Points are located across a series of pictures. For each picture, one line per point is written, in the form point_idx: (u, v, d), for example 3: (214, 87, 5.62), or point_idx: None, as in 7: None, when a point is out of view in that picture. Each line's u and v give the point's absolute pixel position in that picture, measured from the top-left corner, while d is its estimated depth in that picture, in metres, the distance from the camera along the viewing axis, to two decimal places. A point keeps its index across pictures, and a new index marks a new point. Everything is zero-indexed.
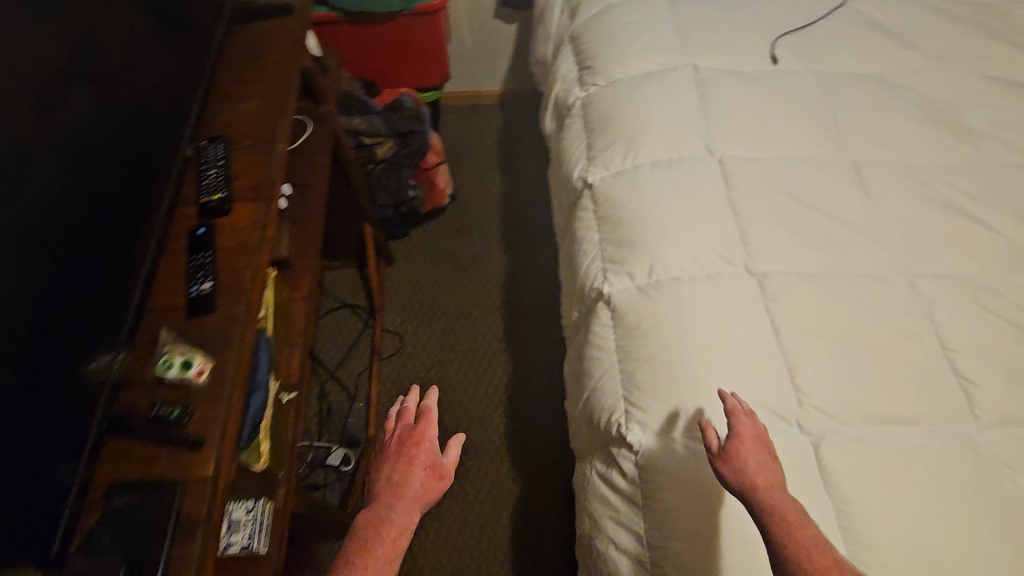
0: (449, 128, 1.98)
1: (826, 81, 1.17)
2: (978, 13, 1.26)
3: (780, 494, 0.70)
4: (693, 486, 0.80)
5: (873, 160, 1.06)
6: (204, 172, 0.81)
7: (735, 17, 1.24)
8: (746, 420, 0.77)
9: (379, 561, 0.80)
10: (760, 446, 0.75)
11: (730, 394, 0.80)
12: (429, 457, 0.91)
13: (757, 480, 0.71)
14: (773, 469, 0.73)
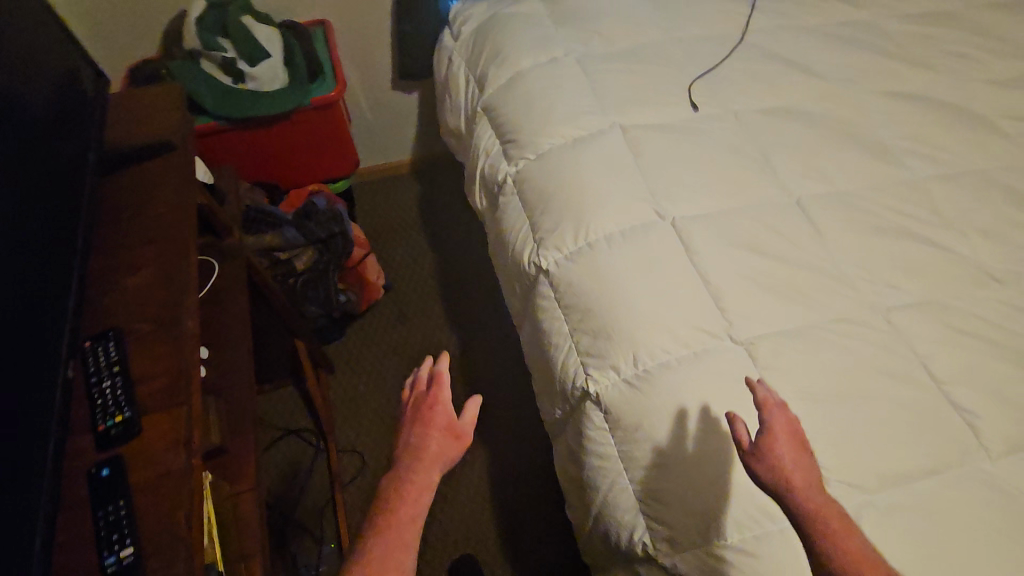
0: (366, 208, 1.85)
1: (749, 119, 1.17)
2: (859, 32, 1.32)
3: (819, 494, 0.69)
4: (706, 457, 0.80)
5: (815, 195, 1.06)
6: (95, 389, 0.65)
7: (646, 70, 1.23)
8: (778, 413, 0.75)
9: (403, 520, 0.79)
10: (793, 441, 0.73)
11: (759, 385, 0.77)
12: (445, 418, 0.87)
13: (795, 481, 0.69)
14: (807, 465, 0.71)
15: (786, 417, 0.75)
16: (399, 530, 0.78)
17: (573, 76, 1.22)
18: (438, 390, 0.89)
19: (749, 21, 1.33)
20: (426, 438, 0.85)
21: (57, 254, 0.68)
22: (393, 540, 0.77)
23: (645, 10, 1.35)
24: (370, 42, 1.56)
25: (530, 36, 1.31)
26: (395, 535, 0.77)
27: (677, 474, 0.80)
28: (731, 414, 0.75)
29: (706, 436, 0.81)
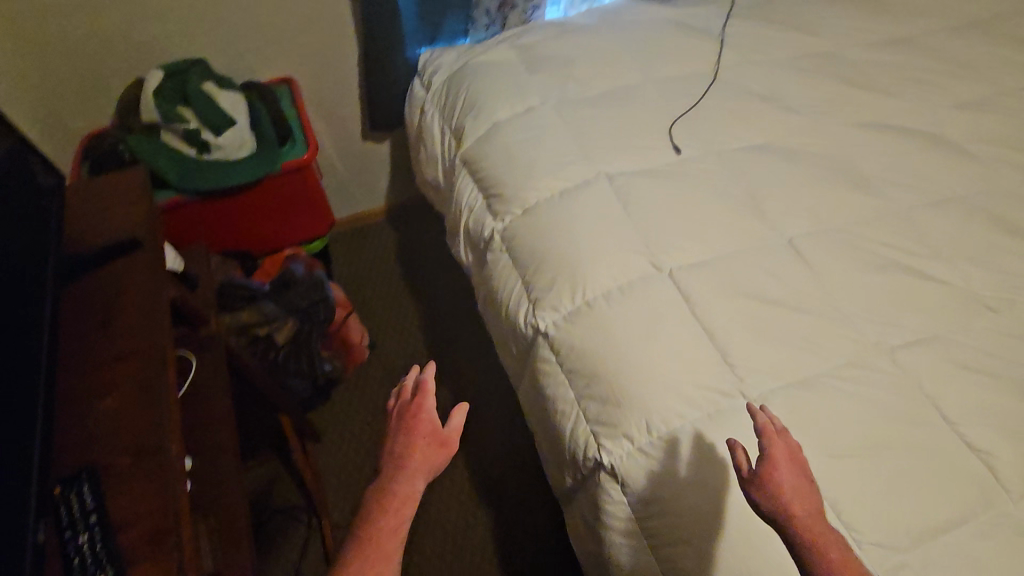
0: (342, 260, 1.79)
1: (731, 158, 1.16)
2: (827, 64, 1.34)
3: (820, 524, 0.68)
4: (699, 482, 0.80)
5: (807, 235, 1.05)
6: (72, 545, 0.58)
7: (625, 115, 1.22)
8: (779, 440, 0.74)
9: (384, 533, 0.75)
10: (795, 468, 0.72)
11: (760, 411, 0.76)
12: (431, 425, 0.83)
13: (794, 511, 0.68)
14: (809, 494, 0.70)
15: (787, 444, 0.74)
16: (379, 544, 0.74)
17: (552, 125, 1.20)
18: (423, 397, 0.85)
19: (719, 58, 1.34)
20: (409, 445, 0.82)
21: (21, 393, 0.61)
22: (371, 555, 0.73)
23: (616, 53, 1.35)
24: (337, 94, 1.52)
25: (504, 85, 1.29)
26: (376, 548, 0.74)
27: (681, 495, 0.81)
28: (730, 441, 0.75)
29: (698, 463, 0.81)
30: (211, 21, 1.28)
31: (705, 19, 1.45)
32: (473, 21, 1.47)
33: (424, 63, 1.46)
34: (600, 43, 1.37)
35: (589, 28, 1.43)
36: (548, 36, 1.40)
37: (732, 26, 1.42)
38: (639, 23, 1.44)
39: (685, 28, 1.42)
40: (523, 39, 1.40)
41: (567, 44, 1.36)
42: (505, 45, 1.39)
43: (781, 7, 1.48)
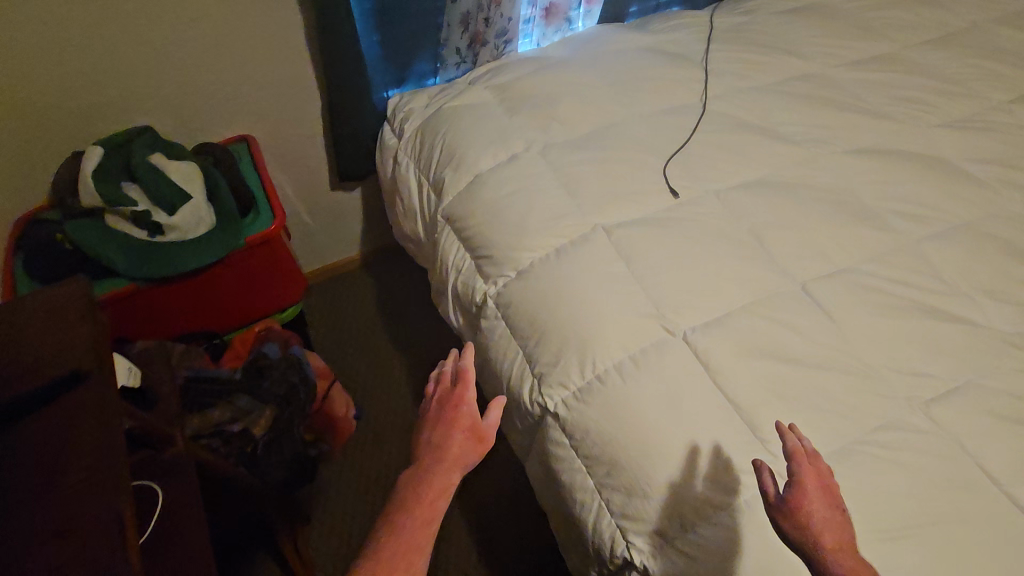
0: (317, 316, 1.67)
1: (732, 198, 1.09)
2: (815, 86, 1.29)
3: (854, 561, 0.63)
4: (724, 496, 0.76)
5: (821, 278, 0.98)
6: None
7: (614, 157, 1.14)
8: (808, 464, 0.70)
9: (416, 525, 0.71)
10: (828, 499, 0.67)
11: (790, 432, 0.72)
12: (471, 419, 0.82)
13: (825, 543, 0.64)
14: (841, 525, 0.66)
15: (818, 469, 0.69)
16: (410, 535, 0.70)
17: (539, 174, 1.11)
18: (464, 388, 0.85)
19: (705, 88, 1.27)
20: (448, 438, 0.80)
21: None
22: (403, 544, 0.69)
23: (598, 87, 1.27)
24: (301, 149, 1.39)
25: (484, 132, 1.20)
26: (406, 539, 0.69)
27: (713, 500, 0.77)
28: (756, 461, 0.71)
29: (720, 478, 0.78)
30: (154, 84, 1.14)
31: (684, 46, 1.39)
32: (442, 61, 1.38)
33: (393, 108, 1.36)
34: (579, 77, 1.29)
35: (566, 62, 1.35)
36: (525, 74, 1.32)
37: (714, 52, 1.35)
38: (618, 54, 1.37)
39: (666, 56, 1.35)
40: (498, 79, 1.31)
41: (546, 81, 1.28)
42: (480, 86, 1.31)
43: (760, 29, 1.43)
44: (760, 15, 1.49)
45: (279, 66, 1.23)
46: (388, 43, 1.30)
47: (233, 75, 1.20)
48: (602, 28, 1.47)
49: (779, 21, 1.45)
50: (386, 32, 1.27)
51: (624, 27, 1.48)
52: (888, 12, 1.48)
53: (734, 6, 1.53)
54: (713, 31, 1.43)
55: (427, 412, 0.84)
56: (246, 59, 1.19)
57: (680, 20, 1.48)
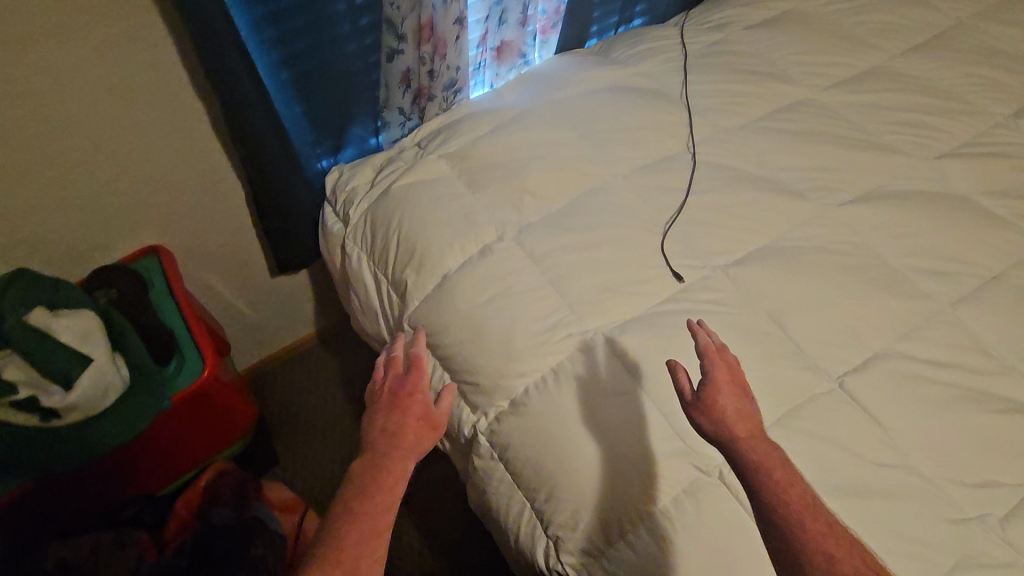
0: (275, 411, 1.46)
1: (744, 276, 0.95)
2: (807, 117, 1.15)
3: (763, 443, 0.67)
4: (613, 389, 0.83)
5: (855, 370, 0.87)
6: None
7: (602, 235, 0.98)
8: (719, 361, 0.73)
9: (377, 509, 0.68)
10: (735, 390, 0.71)
11: (701, 329, 0.75)
12: (424, 406, 0.79)
13: (736, 429, 0.67)
14: (750, 413, 0.69)
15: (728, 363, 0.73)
16: (373, 518, 0.67)
17: (520, 267, 0.94)
18: (415, 375, 0.81)
19: (691, 133, 1.12)
20: (401, 424, 0.76)
21: None
22: (367, 527, 0.66)
23: (571, 143, 1.09)
24: (230, 247, 1.17)
25: (446, 216, 1.01)
26: (368, 521, 0.66)
27: (595, 386, 0.83)
28: (671, 361, 0.74)
29: (608, 370, 0.84)
30: (36, 221, 0.91)
31: (659, 78, 1.22)
32: (384, 122, 1.16)
33: (332, 185, 1.15)
34: (548, 132, 1.11)
35: (529, 112, 1.16)
36: (484, 134, 1.12)
37: (694, 85, 1.19)
38: (587, 96, 1.19)
39: (639, 94, 1.19)
40: (454, 143, 1.12)
41: (510, 141, 1.09)
42: (433, 154, 1.11)
43: (738, 48, 1.28)
44: (734, 31, 1.34)
45: (188, 163, 0.99)
46: (315, 113, 1.08)
47: (128, 183, 0.95)
48: (563, 62, 1.28)
49: (758, 36, 1.30)
50: (310, 101, 1.05)
51: (587, 57, 1.29)
52: (869, 14, 1.35)
53: (703, 20, 1.37)
54: (687, 55, 1.26)
55: (378, 400, 0.79)
56: (145, 163, 0.95)
57: (648, 43, 1.31)
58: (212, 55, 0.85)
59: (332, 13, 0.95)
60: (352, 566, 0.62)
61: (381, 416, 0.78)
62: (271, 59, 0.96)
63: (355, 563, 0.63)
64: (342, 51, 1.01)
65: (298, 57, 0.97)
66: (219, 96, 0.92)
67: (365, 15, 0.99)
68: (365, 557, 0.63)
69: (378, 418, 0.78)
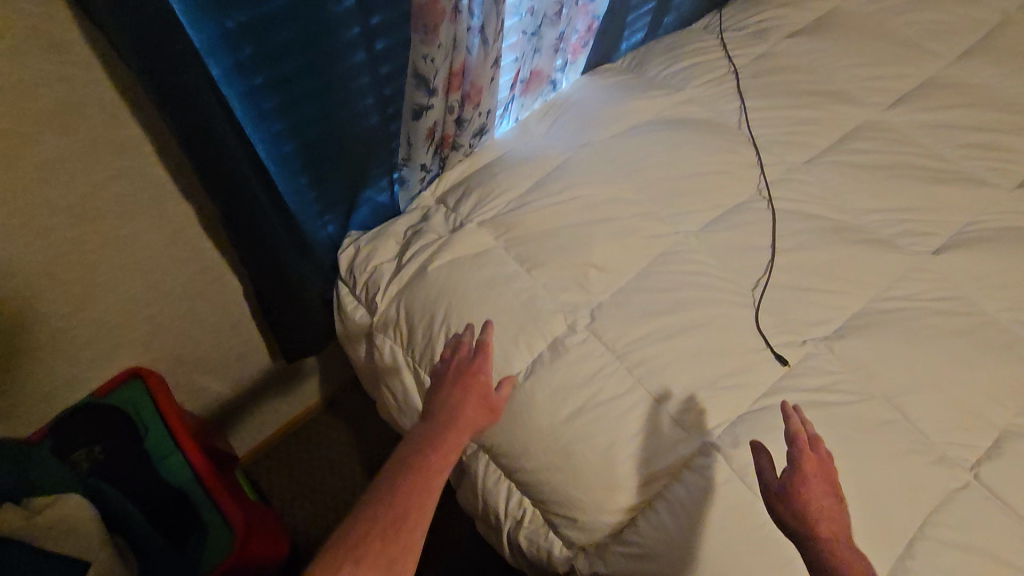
0: (292, 496, 1.24)
1: (854, 350, 0.83)
2: (875, 143, 1.04)
3: (849, 550, 0.58)
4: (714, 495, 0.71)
5: (989, 458, 0.76)
6: None
7: (686, 310, 0.84)
8: (811, 453, 0.62)
9: (427, 471, 0.61)
10: (826, 484, 0.61)
11: (794, 415, 0.64)
12: (486, 385, 0.71)
13: (820, 530, 0.58)
14: (839, 516, 0.60)
15: (820, 456, 0.62)
16: (423, 477, 0.60)
17: (601, 365, 0.80)
18: (483, 356, 0.73)
19: (760, 174, 0.99)
20: (462, 398, 0.69)
21: None
22: (417, 484, 0.59)
23: (629, 197, 0.94)
24: (230, 347, 0.96)
25: (504, 306, 0.84)
26: (418, 482, 0.60)
27: (694, 491, 0.72)
28: (753, 444, 0.64)
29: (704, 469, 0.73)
30: None
31: (710, 105, 1.07)
32: (401, 177, 0.96)
33: (348, 264, 0.96)
34: (601, 185, 0.95)
35: (573, 159, 0.99)
36: (527, 192, 0.95)
37: (751, 113, 1.05)
38: (635, 132, 1.03)
39: (693, 126, 1.03)
40: (492, 206, 0.94)
41: (560, 202, 0.92)
42: (470, 221, 0.93)
43: (789, 62, 1.14)
44: (777, 39, 1.19)
45: (177, 268, 0.79)
46: (322, 186, 0.88)
47: (101, 305, 0.74)
48: (597, 88, 1.11)
49: (807, 45, 1.16)
50: (319, 171, 0.85)
51: (623, 80, 1.12)
52: (916, 13, 1.23)
53: (738, 28, 1.23)
54: (737, 73, 1.12)
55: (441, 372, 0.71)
56: (122, 278, 0.74)
57: (689, 58, 1.15)
58: (200, 140, 0.65)
59: (348, 66, 0.76)
60: (398, 518, 0.56)
61: (443, 388, 0.71)
62: (269, 129, 0.75)
63: (403, 516, 0.57)
64: (357, 107, 0.82)
65: (305, 124, 0.78)
66: (209, 187, 0.71)
67: (384, 62, 0.80)
68: (412, 513, 0.57)
69: (440, 388, 0.71)
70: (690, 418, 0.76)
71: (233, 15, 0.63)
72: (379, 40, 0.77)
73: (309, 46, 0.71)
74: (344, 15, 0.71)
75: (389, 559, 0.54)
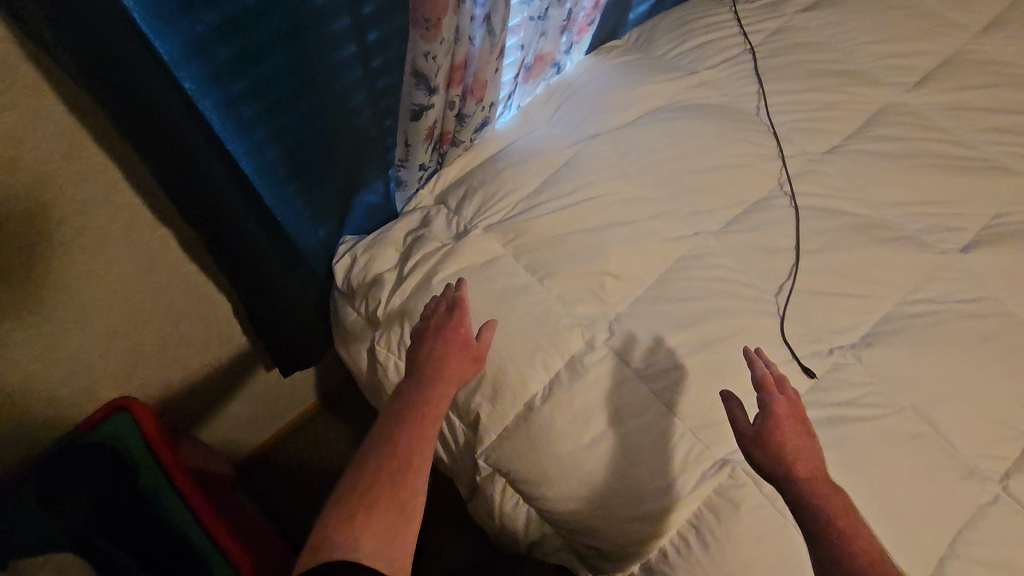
0: (292, 502, 1.20)
1: (881, 360, 0.79)
2: (899, 129, 0.98)
3: (825, 483, 0.60)
4: (741, 520, 0.68)
5: (1018, 469, 0.74)
6: None
7: (709, 322, 0.80)
8: (779, 395, 0.64)
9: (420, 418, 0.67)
10: (798, 425, 0.63)
11: (757, 360, 0.67)
12: (467, 337, 0.74)
13: (796, 468, 0.60)
14: (815, 453, 0.62)
15: (789, 398, 0.65)
16: (419, 423, 0.66)
17: (622, 383, 0.76)
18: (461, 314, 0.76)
19: (781, 166, 0.92)
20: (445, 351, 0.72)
21: None
22: (415, 432, 0.65)
23: (645, 194, 0.88)
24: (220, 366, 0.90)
25: (517, 322, 0.79)
26: (417, 428, 0.66)
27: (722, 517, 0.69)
28: (724, 393, 0.66)
29: (732, 491, 0.70)
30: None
31: (726, 88, 1.00)
32: (398, 178, 0.88)
33: (344, 275, 0.90)
34: (614, 182, 0.88)
35: (583, 153, 0.91)
36: (536, 192, 0.88)
37: (771, 97, 0.98)
38: (647, 120, 0.95)
39: (708, 112, 0.96)
40: (498, 208, 0.87)
41: (572, 202, 0.86)
42: (476, 226, 0.86)
43: (809, 37, 1.06)
44: (795, 11, 1.11)
45: (157, 291, 0.73)
46: (313, 192, 0.79)
47: (73, 332, 0.68)
48: (603, 70, 1.02)
49: (828, 18, 1.08)
50: (307, 177, 0.77)
51: (631, 60, 1.04)
52: None
53: None
54: (753, 51, 1.03)
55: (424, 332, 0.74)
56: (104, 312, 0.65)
57: (701, 34, 1.06)
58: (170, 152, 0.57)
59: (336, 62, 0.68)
60: (403, 465, 0.63)
61: (426, 344, 0.73)
62: (251, 138, 0.66)
63: (408, 461, 0.63)
64: (349, 106, 0.73)
65: (290, 128, 0.69)
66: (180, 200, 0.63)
67: (377, 55, 0.71)
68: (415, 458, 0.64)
69: (423, 346, 0.74)
70: (717, 437, 0.73)
71: (206, 14, 0.54)
72: (370, 31, 0.68)
73: (293, 43, 0.62)
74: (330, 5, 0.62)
75: (401, 502, 0.61)
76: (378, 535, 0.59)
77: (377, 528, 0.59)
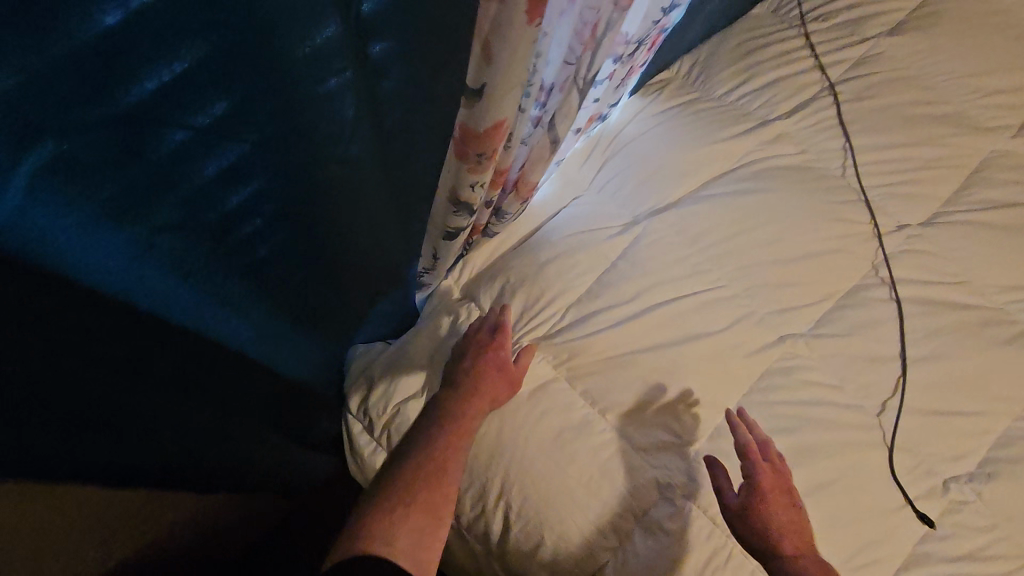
0: None
1: (1006, 498, 0.67)
2: (1008, 190, 0.82)
3: (815, 559, 0.57)
4: None
5: None
6: None
7: (805, 461, 0.67)
8: (764, 464, 0.61)
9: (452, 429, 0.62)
10: (783, 495, 0.61)
11: (744, 428, 0.64)
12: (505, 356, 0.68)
13: (782, 542, 0.57)
14: (800, 526, 0.59)
15: (772, 464, 0.62)
16: (454, 431, 0.62)
17: (713, 551, 0.63)
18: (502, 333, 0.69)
19: (877, 247, 0.77)
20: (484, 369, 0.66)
21: None
22: (451, 437, 0.61)
23: (719, 294, 0.73)
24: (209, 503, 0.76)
25: (579, 473, 0.65)
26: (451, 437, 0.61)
27: None
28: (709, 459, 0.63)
29: None
30: None
31: (806, 142, 0.83)
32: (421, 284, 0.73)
33: (359, 405, 0.75)
34: (682, 281, 0.73)
35: (643, 239, 0.75)
36: (587, 295, 0.72)
37: (861, 154, 0.82)
38: (714, 190, 0.78)
39: (790, 178, 0.79)
40: (543, 317, 0.72)
41: (634, 309, 0.71)
42: (518, 342, 0.71)
43: (900, 70, 0.88)
44: (877, 34, 0.92)
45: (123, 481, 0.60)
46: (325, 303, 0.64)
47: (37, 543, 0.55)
48: (654, 123, 0.84)
49: (918, 45, 0.90)
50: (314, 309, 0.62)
51: (683, 107, 0.86)
52: None
53: (824, 18, 0.94)
54: (835, 91, 0.86)
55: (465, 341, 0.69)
56: None
57: (772, 70, 0.88)
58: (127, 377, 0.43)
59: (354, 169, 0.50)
60: (439, 469, 0.58)
61: (463, 355, 0.68)
62: (245, 296, 0.51)
63: (442, 468, 0.58)
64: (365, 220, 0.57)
65: (297, 260, 0.53)
66: (165, 398, 0.49)
67: (394, 161, 0.55)
68: (449, 467, 0.59)
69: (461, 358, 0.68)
70: None
71: (157, 213, 0.38)
72: (389, 139, 0.52)
73: (288, 185, 0.46)
74: (341, 123, 0.45)
75: (434, 502, 0.56)
76: (411, 533, 0.53)
77: (410, 530, 0.53)
